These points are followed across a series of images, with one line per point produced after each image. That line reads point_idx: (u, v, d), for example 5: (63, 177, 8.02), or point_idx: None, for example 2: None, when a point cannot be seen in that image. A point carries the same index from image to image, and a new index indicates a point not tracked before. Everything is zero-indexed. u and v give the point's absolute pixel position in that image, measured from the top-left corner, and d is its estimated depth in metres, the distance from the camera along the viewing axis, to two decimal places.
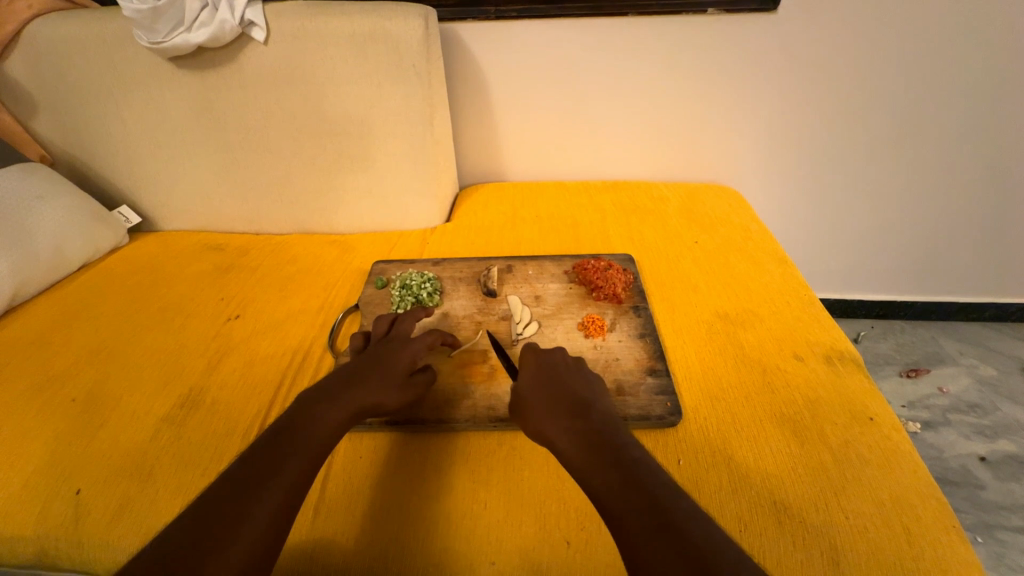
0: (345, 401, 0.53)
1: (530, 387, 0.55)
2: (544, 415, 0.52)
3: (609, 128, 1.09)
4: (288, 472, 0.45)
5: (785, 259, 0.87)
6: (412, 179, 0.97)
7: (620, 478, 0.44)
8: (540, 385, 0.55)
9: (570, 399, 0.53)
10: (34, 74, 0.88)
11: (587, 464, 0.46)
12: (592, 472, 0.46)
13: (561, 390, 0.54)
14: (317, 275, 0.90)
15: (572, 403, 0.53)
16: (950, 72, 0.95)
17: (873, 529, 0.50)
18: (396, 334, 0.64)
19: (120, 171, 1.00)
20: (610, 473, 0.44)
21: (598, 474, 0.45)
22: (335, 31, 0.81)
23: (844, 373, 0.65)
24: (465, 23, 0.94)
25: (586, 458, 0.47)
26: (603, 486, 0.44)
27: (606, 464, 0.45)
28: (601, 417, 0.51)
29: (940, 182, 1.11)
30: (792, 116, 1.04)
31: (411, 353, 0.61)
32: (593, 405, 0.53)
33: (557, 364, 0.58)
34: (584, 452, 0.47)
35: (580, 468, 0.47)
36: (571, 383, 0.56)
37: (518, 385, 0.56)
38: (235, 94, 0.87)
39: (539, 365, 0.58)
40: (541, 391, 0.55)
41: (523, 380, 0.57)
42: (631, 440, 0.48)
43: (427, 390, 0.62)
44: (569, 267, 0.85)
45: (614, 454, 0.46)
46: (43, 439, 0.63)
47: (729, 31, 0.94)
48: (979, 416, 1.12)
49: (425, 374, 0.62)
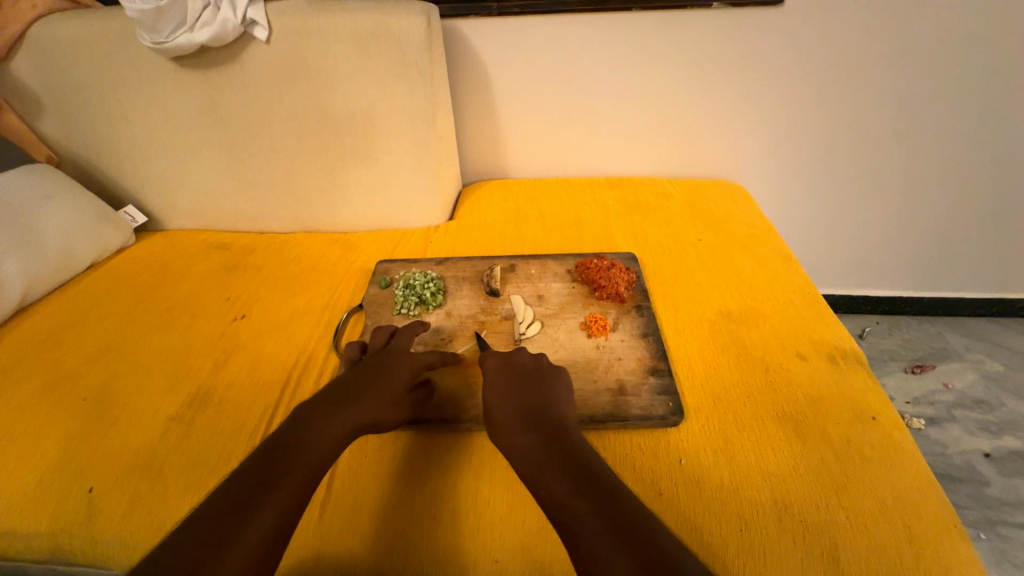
0: (339, 416, 0.54)
1: (495, 395, 0.56)
2: (507, 423, 0.53)
3: (613, 123, 1.08)
4: (289, 480, 0.47)
5: (789, 256, 0.87)
6: (414, 178, 0.97)
7: (571, 487, 0.44)
8: (504, 392, 0.56)
9: (533, 409, 0.54)
10: (39, 74, 0.89)
11: (541, 474, 0.47)
12: (544, 479, 0.46)
13: (523, 397, 0.55)
14: (321, 274, 0.90)
15: (529, 411, 0.53)
16: (957, 65, 0.94)
17: (875, 527, 0.50)
18: (393, 349, 0.65)
19: (125, 170, 1.00)
20: (563, 483, 0.45)
21: (551, 482, 0.46)
22: (337, 30, 0.81)
23: (847, 372, 0.65)
24: (468, 20, 0.94)
25: (537, 469, 0.48)
26: (554, 494, 0.45)
27: (557, 474, 0.46)
28: (553, 425, 0.52)
29: (947, 178, 1.10)
30: (797, 111, 1.04)
31: (405, 369, 0.62)
32: (546, 413, 0.53)
33: (519, 369, 0.59)
34: (539, 461, 0.48)
35: (532, 479, 0.47)
36: (531, 388, 0.56)
37: (484, 395, 0.56)
38: (238, 94, 0.88)
39: (504, 371, 0.59)
40: (505, 399, 0.55)
41: (489, 387, 0.57)
42: (584, 448, 0.49)
43: (427, 404, 0.62)
44: (572, 266, 0.85)
45: (571, 465, 0.46)
46: (56, 437, 0.64)
47: (735, 25, 0.93)
48: (984, 412, 1.12)
49: (424, 388, 0.63)
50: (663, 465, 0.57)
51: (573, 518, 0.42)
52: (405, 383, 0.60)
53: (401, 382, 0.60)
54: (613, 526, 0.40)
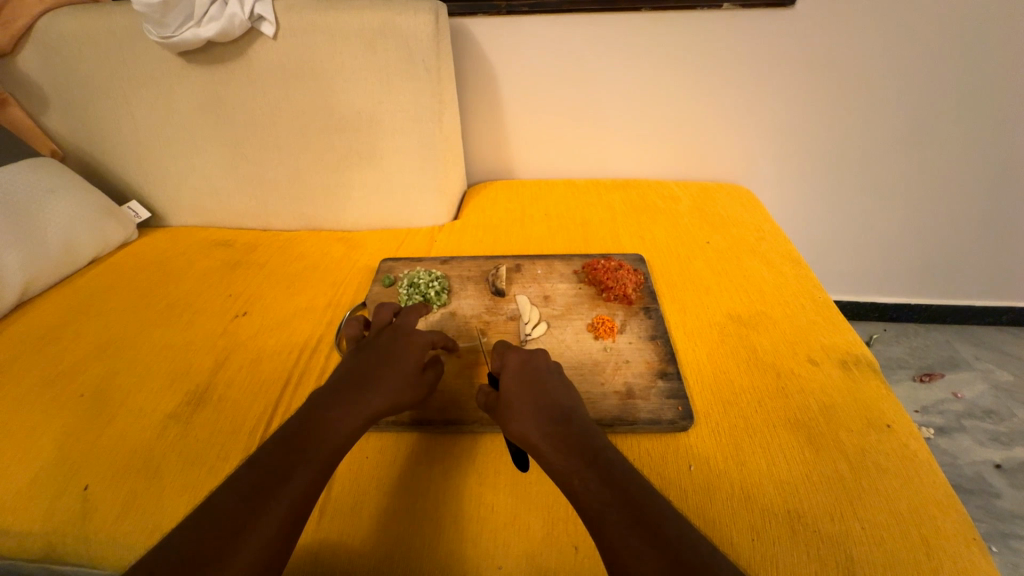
0: (359, 403, 0.52)
1: (514, 389, 0.54)
2: (523, 414, 0.51)
3: (620, 125, 1.07)
4: (305, 474, 0.45)
5: (798, 260, 0.85)
6: (420, 176, 0.96)
7: (598, 476, 0.43)
8: (523, 386, 0.54)
9: (552, 404, 0.52)
10: (45, 67, 0.88)
11: (565, 464, 0.46)
12: (570, 471, 0.45)
13: (542, 392, 0.53)
14: (324, 273, 0.89)
15: (551, 405, 0.52)
16: (968, 72, 0.93)
17: (890, 539, 0.48)
18: (399, 330, 0.62)
19: (129, 165, 1.00)
20: (587, 474, 0.44)
21: (576, 473, 0.44)
22: (345, 26, 0.81)
23: (859, 379, 0.64)
24: (477, 18, 0.93)
25: (562, 462, 0.46)
26: (581, 485, 0.43)
27: (581, 465, 0.45)
28: (576, 420, 0.50)
29: (955, 185, 1.09)
30: (806, 114, 1.02)
31: (415, 351, 0.60)
32: (570, 410, 0.51)
33: (540, 367, 0.57)
34: (561, 453, 0.46)
35: (559, 475, 0.46)
36: (551, 386, 0.54)
37: (503, 386, 0.55)
38: (245, 90, 0.87)
39: (523, 366, 0.57)
40: (524, 393, 0.53)
41: (507, 380, 0.55)
42: (605, 441, 0.48)
43: (434, 387, 0.61)
44: (579, 267, 0.84)
45: (594, 454, 0.45)
46: (50, 435, 0.63)
47: (743, 27, 0.92)
48: (995, 422, 1.10)
49: (433, 371, 0.61)
50: (673, 471, 0.55)
51: (597, 512, 0.41)
52: (417, 364, 0.59)
53: (411, 367, 0.58)
54: (640, 518, 0.39)
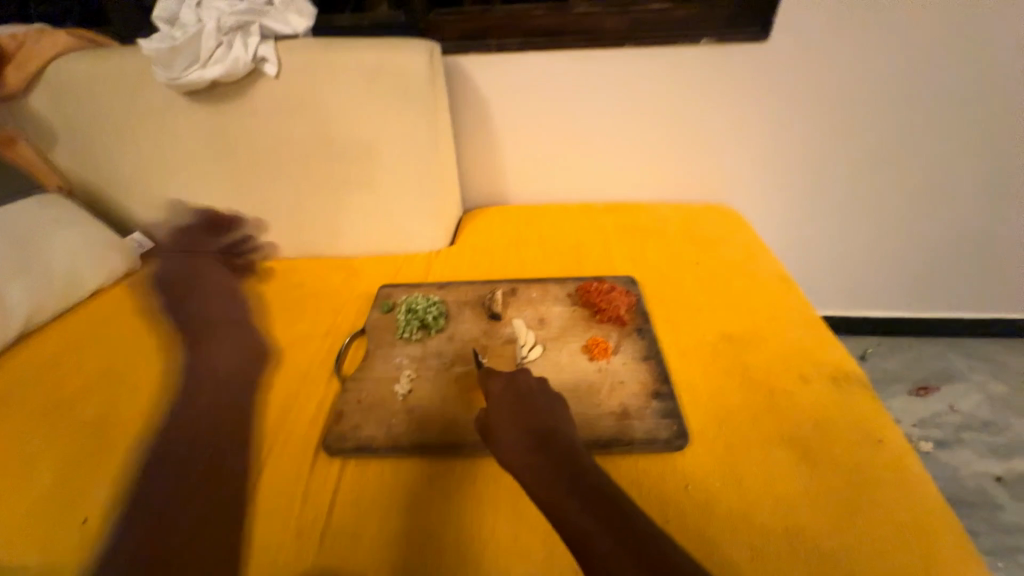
0: None
1: (500, 417, 0.54)
2: (511, 442, 0.51)
3: (609, 151, 1.10)
4: None
5: (787, 279, 0.87)
6: (417, 204, 0.98)
7: (589, 507, 0.44)
8: (510, 415, 0.54)
9: (539, 430, 0.52)
10: (54, 108, 0.92)
11: (551, 495, 0.46)
12: (555, 501, 0.45)
13: (527, 419, 0.53)
14: (323, 300, 0.91)
15: (536, 433, 0.52)
16: (935, 95, 0.99)
17: (889, 553, 0.49)
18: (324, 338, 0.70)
19: (132, 199, 1.02)
20: (577, 503, 0.44)
21: (561, 503, 0.45)
22: (343, 66, 0.85)
23: (851, 394, 0.65)
24: (469, 56, 0.99)
25: (547, 488, 0.47)
26: (566, 514, 0.44)
27: (569, 493, 0.45)
28: (563, 446, 0.50)
29: (935, 202, 1.13)
30: (786, 138, 1.07)
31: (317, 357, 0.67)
32: (555, 435, 0.51)
33: (523, 390, 0.57)
34: (549, 482, 0.47)
35: (544, 499, 0.46)
36: (536, 410, 0.55)
37: (488, 415, 0.55)
38: (247, 126, 0.90)
39: (508, 392, 0.57)
40: (511, 420, 0.54)
41: (493, 408, 0.56)
42: (593, 468, 0.48)
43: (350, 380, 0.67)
44: (573, 289, 0.86)
45: (581, 485, 0.46)
46: (51, 467, 0.63)
47: (722, 58, 0.97)
48: (993, 433, 1.10)
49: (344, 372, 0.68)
50: (669, 490, 0.56)
51: (580, 539, 0.42)
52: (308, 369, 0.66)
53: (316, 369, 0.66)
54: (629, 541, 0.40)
